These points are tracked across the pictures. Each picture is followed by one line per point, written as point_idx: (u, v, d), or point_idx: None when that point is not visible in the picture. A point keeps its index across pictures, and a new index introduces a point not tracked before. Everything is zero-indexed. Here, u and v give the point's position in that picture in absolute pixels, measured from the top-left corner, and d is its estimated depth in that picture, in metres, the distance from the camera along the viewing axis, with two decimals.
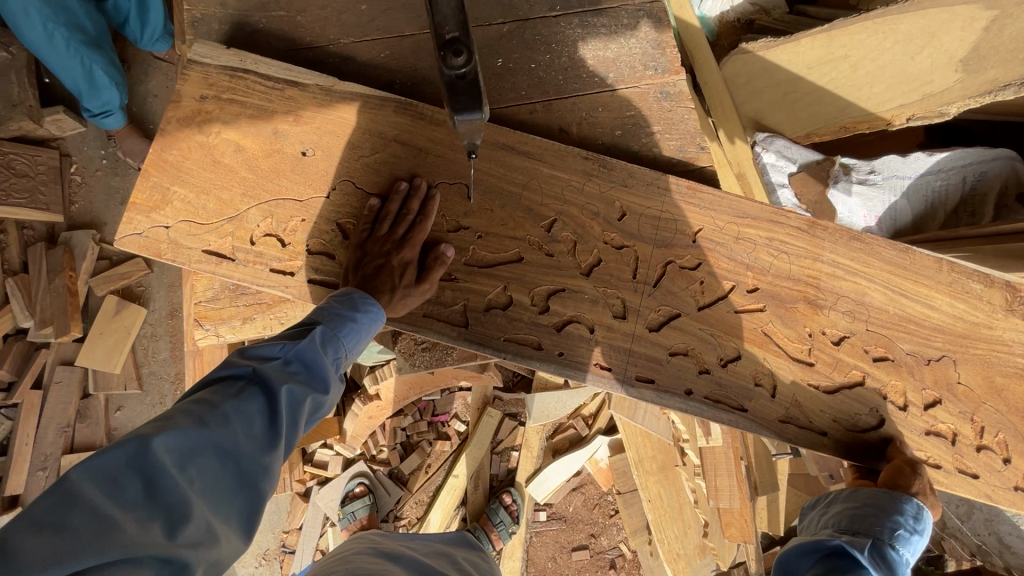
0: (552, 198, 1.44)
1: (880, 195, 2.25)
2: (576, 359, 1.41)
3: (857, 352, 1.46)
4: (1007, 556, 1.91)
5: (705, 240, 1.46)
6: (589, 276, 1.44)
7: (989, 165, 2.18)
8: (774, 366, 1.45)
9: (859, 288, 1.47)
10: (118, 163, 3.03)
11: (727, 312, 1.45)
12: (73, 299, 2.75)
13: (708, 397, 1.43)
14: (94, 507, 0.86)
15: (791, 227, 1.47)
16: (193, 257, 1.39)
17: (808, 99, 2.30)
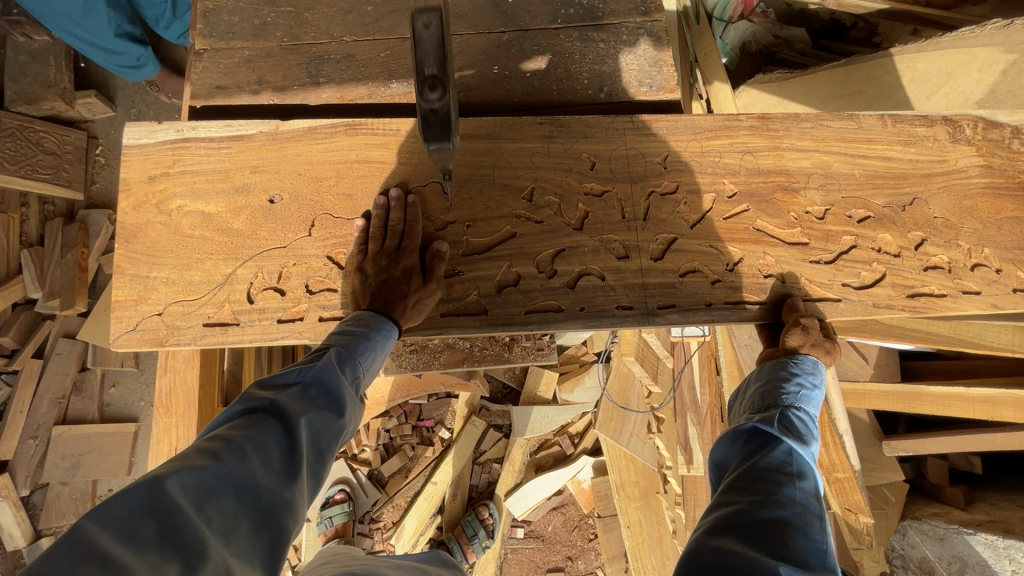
0: (523, 166, 1.44)
1: None
2: (603, 314, 1.38)
3: (840, 217, 1.45)
4: None
5: (674, 164, 1.45)
6: (582, 228, 1.43)
7: None
8: (776, 258, 1.43)
9: (821, 161, 1.47)
10: None
11: (717, 222, 1.44)
12: (81, 275, 2.84)
13: (727, 302, 1.40)
14: (105, 554, 0.75)
15: (745, 127, 1.48)
16: (195, 335, 1.39)
17: None
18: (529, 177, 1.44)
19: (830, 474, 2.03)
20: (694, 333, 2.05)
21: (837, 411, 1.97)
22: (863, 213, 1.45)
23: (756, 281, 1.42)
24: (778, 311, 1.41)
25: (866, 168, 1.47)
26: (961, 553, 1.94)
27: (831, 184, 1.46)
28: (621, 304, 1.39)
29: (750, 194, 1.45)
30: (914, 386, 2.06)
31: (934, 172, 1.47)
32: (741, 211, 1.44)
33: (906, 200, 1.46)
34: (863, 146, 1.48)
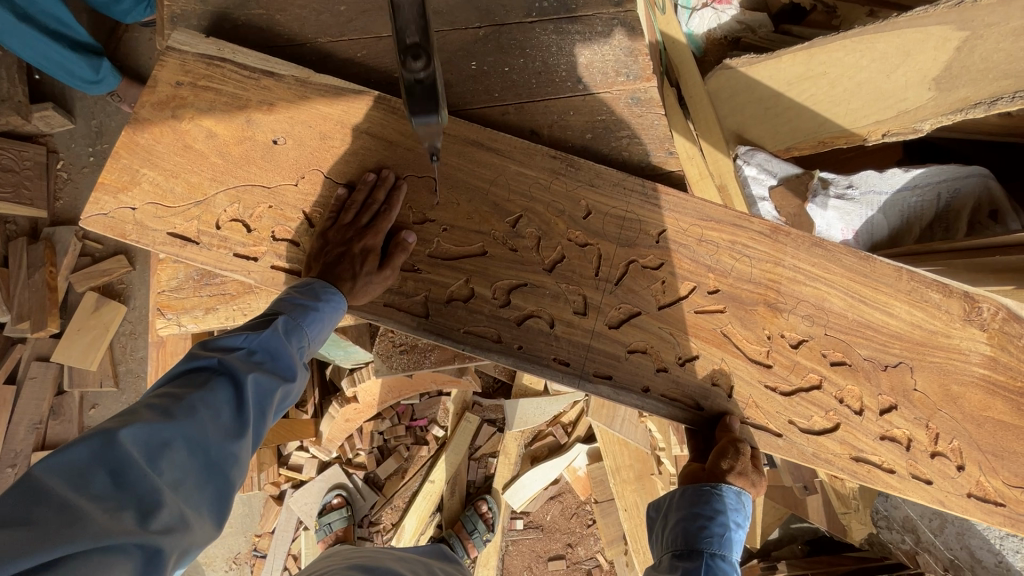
0: (521, 197, 1.45)
1: (858, 210, 2.43)
2: (537, 355, 1.41)
3: (809, 353, 1.45)
4: (978, 569, 1.92)
5: (667, 241, 1.45)
6: (551, 272, 1.44)
7: (963, 183, 2.33)
8: (731, 367, 1.44)
9: (820, 293, 1.46)
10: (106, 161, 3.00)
11: (685, 312, 1.45)
12: (51, 295, 2.74)
13: (664, 395, 1.42)
14: (61, 500, 0.85)
15: (753, 231, 1.47)
16: (157, 239, 1.42)
17: (789, 114, 2.36)
18: (521, 206, 1.45)
19: None
20: None
21: None
22: (841, 363, 1.45)
23: (702, 377, 1.43)
24: (715, 425, 1.42)
25: (863, 312, 1.46)
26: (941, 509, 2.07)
27: (826, 319, 1.46)
28: (556, 350, 1.41)
29: (731, 297, 1.45)
30: None
31: (940, 332, 1.46)
32: (718, 310, 1.45)
33: (892, 366, 1.45)
34: (871, 283, 1.46)
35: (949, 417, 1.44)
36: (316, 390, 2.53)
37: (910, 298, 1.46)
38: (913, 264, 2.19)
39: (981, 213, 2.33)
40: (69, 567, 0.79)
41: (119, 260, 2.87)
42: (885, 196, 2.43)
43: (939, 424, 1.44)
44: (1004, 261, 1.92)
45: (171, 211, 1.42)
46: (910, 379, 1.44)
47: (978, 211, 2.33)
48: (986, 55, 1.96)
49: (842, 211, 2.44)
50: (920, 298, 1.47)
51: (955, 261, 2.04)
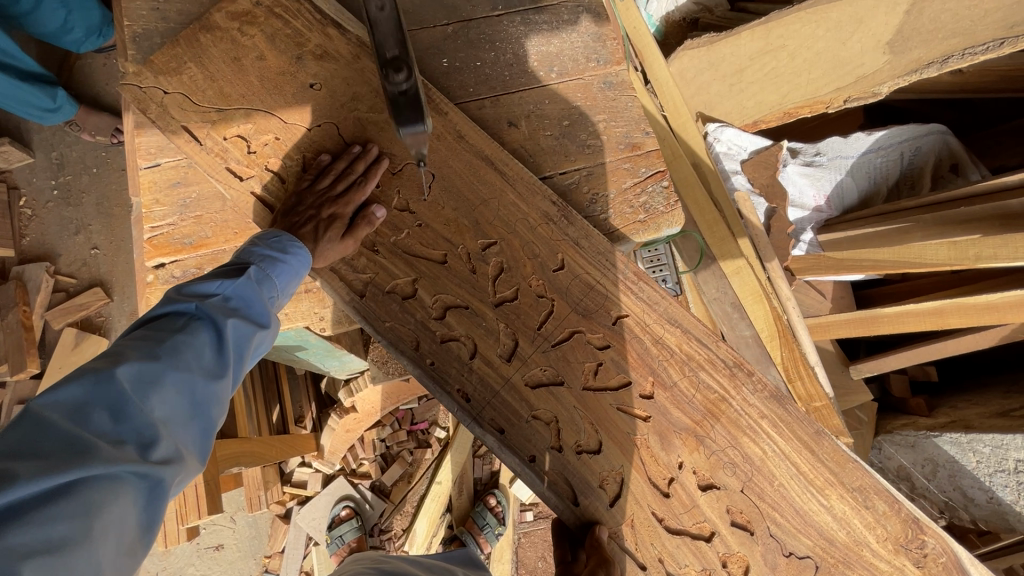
0: (500, 226, 1.32)
1: (827, 175, 2.53)
2: (445, 376, 1.30)
3: (712, 500, 1.26)
4: (972, 508, 2.04)
5: (624, 328, 1.30)
6: (498, 307, 1.31)
7: (924, 141, 2.41)
8: (629, 477, 1.27)
9: (758, 447, 1.26)
10: (69, 192, 2.92)
11: (609, 405, 1.29)
12: (28, 334, 2.65)
13: (547, 474, 1.28)
14: (59, 434, 0.82)
15: (714, 355, 1.28)
16: (171, 129, 1.30)
17: (753, 88, 2.43)
18: (496, 231, 1.32)
19: (810, 405, 2.29)
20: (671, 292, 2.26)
21: (805, 344, 2.28)
22: (742, 530, 1.25)
23: (597, 472, 1.28)
24: (585, 529, 1.27)
25: (797, 492, 1.24)
26: (931, 455, 2.14)
27: (753, 477, 1.25)
28: (459, 383, 1.30)
29: (659, 415, 1.28)
30: (870, 310, 2.15)
31: (878, 537, 1.22)
32: (642, 418, 1.28)
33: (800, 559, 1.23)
34: (829, 468, 1.24)
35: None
36: (313, 405, 2.53)
37: (856, 499, 1.23)
38: (883, 222, 2.27)
39: (942, 168, 2.43)
40: (78, 493, 0.79)
41: (96, 293, 2.80)
42: (851, 160, 2.51)
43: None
44: (967, 212, 2.00)
45: (200, 108, 1.29)
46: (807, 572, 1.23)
47: (939, 168, 2.43)
48: (933, 16, 2.09)
49: (813, 178, 2.54)
50: (865, 503, 1.23)
51: (924, 217, 2.13)
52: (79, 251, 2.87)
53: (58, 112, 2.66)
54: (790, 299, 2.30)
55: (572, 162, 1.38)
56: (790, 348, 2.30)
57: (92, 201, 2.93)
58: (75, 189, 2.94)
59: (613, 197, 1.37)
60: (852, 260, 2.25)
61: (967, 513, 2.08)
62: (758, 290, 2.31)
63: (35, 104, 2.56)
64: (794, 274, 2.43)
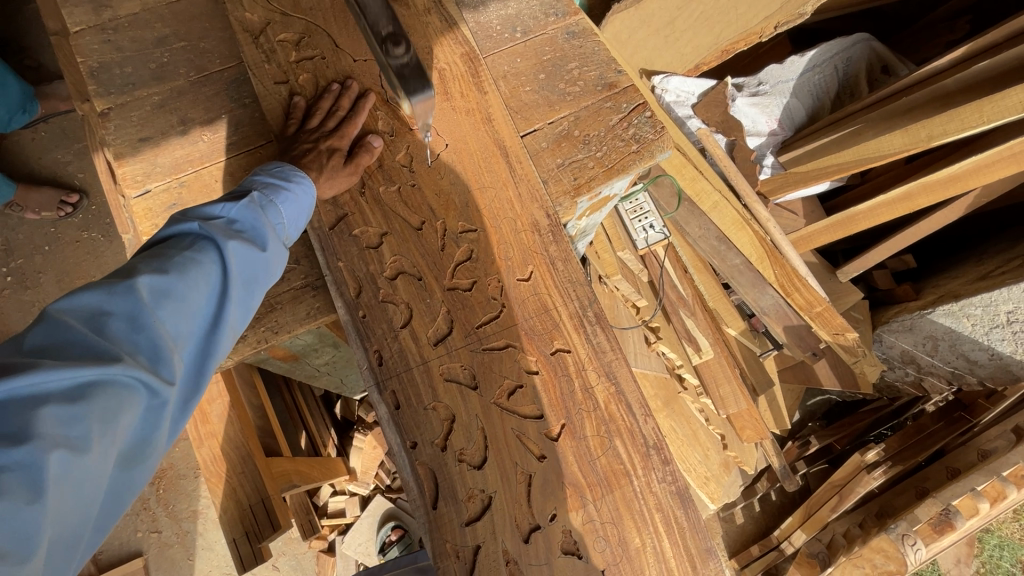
0: (480, 217, 1.21)
1: (774, 100, 2.67)
2: (366, 332, 1.16)
3: (568, 562, 1.08)
4: (976, 370, 2.20)
5: (561, 361, 1.14)
6: (447, 288, 1.17)
7: (853, 51, 2.61)
8: (498, 512, 1.09)
9: (637, 529, 1.09)
10: (24, 276, 2.79)
11: (511, 427, 1.11)
12: None
13: (420, 468, 1.11)
14: (79, 341, 0.80)
15: (640, 430, 1.12)
16: (245, 18, 1.28)
17: (688, 34, 2.54)
18: (476, 221, 1.21)
19: (812, 311, 2.37)
20: (658, 237, 2.31)
21: (792, 256, 2.38)
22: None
23: (466, 485, 1.10)
24: (432, 542, 1.09)
25: None
26: (929, 332, 2.28)
27: (621, 564, 1.07)
28: (376, 345, 1.15)
29: (555, 462, 1.10)
30: (846, 212, 2.29)
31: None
32: (538, 457, 1.11)
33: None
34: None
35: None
36: (332, 431, 2.44)
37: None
38: (836, 128, 2.41)
39: (874, 73, 2.61)
40: (95, 399, 0.77)
41: None
42: (792, 83, 2.67)
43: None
44: (908, 101, 2.15)
45: (268, 5, 1.28)
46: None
47: (872, 72, 2.61)
48: None
49: (762, 105, 2.68)
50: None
51: (872, 116, 2.27)
52: None
53: None
54: (769, 221, 2.42)
55: (557, 112, 1.41)
56: (781, 264, 2.38)
57: (52, 279, 2.80)
58: (30, 272, 2.81)
59: (604, 134, 1.40)
60: (817, 170, 2.41)
61: (973, 376, 2.23)
62: (738, 219, 2.41)
63: None
64: (767, 198, 2.56)
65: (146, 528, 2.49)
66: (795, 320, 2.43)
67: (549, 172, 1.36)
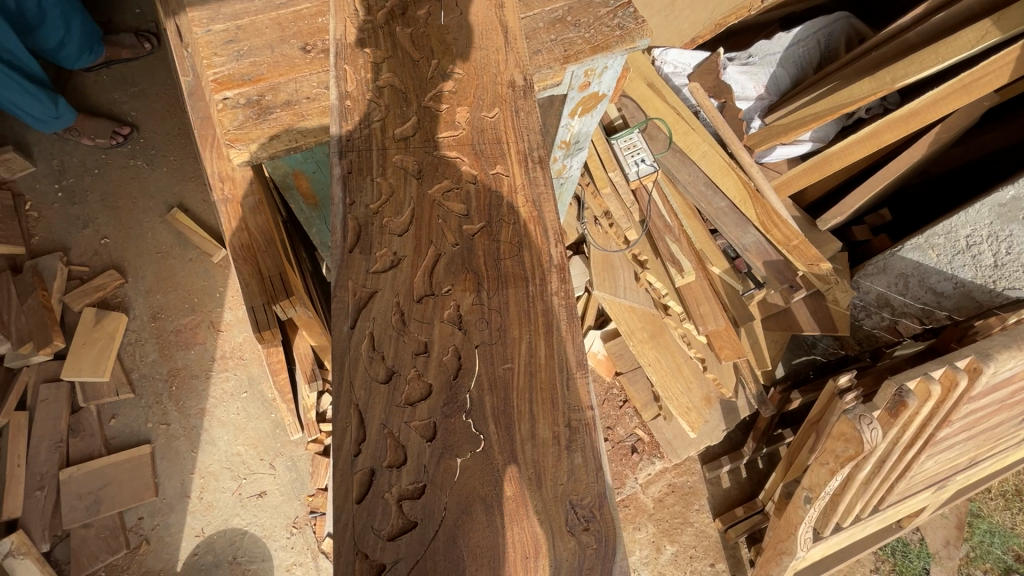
0: (471, 66, 1.35)
1: (761, 70, 2.92)
2: (345, 116, 1.26)
3: (448, 329, 1.12)
4: (943, 303, 2.39)
5: (494, 181, 1.25)
6: (421, 103, 1.30)
7: (833, 27, 2.89)
8: (403, 273, 1.15)
9: (515, 320, 1.13)
10: (74, 193, 3.05)
11: (440, 211, 1.21)
12: (49, 314, 2.64)
13: (351, 218, 1.18)
14: None
15: (547, 247, 1.19)
16: None
17: (687, 11, 2.81)
18: (466, 69, 1.35)
19: (789, 245, 2.60)
20: (648, 170, 2.54)
21: (773, 198, 2.60)
22: (446, 367, 1.09)
23: (384, 242, 1.17)
24: (338, 274, 1.13)
25: (520, 386, 1.08)
26: (901, 270, 2.47)
27: (494, 342, 1.10)
28: (349, 128, 1.26)
29: (465, 250, 1.18)
30: (822, 154, 2.53)
31: (550, 468, 1.03)
32: (453, 243, 1.18)
33: (470, 449, 1.03)
34: (562, 393, 1.08)
35: (449, 557, 0.98)
36: None
37: (559, 434, 1.05)
38: (818, 86, 2.64)
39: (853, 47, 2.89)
40: None
41: (111, 274, 2.82)
42: (779, 55, 2.93)
43: (407, 544, 0.98)
44: (879, 54, 2.39)
45: None
46: (469, 448, 1.04)
47: (850, 44, 2.89)
48: None
49: (750, 74, 2.94)
50: (568, 443, 1.04)
51: (847, 71, 2.52)
52: (90, 242, 2.95)
53: (58, 120, 2.90)
54: (754, 167, 2.63)
55: (554, 2, 1.66)
56: (762, 205, 2.60)
57: (96, 198, 3.05)
58: (79, 189, 3.08)
59: (592, 21, 1.65)
60: (798, 122, 2.58)
61: (942, 312, 2.41)
62: (726, 165, 2.64)
63: (35, 113, 2.80)
64: (754, 151, 2.73)
65: (156, 420, 2.65)
66: (774, 256, 2.63)
67: (543, 45, 1.61)
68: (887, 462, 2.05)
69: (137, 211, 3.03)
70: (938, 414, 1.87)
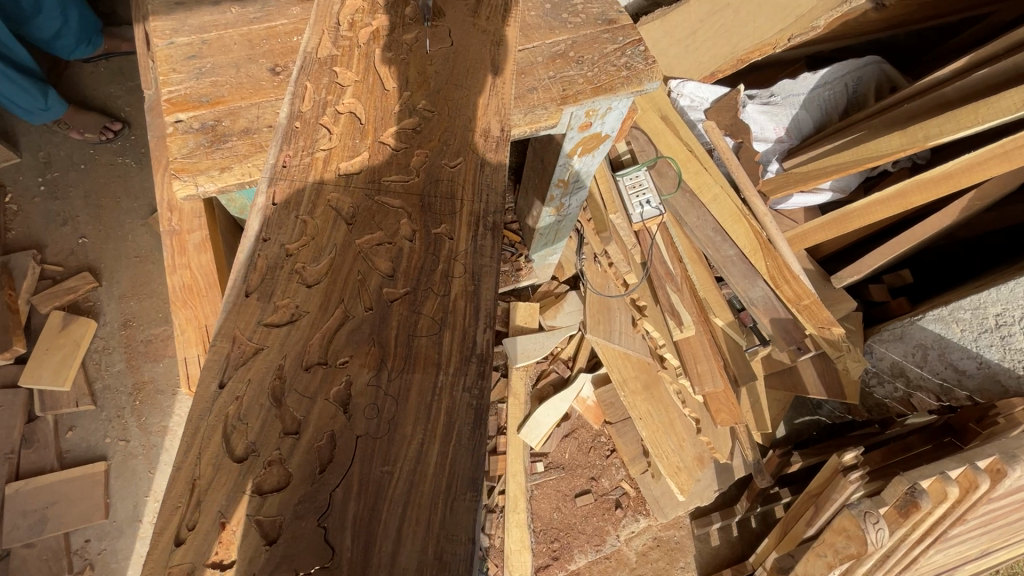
0: (442, 104, 1.27)
1: (783, 111, 2.76)
2: (290, 139, 1.19)
3: (330, 411, 0.98)
4: (965, 382, 2.19)
5: (437, 242, 1.14)
6: (377, 138, 1.22)
7: (863, 71, 2.71)
8: (297, 334, 1.03)
9: (410, 412, 0.99)
10: (57, 188, 2.94)
11: (361, 265, 1.11)
12: (14, 316, 2.52)
13: (256, 257, 1.09)
14: None
15: (471, 329, 1.07)
16: None
17: (709, 43, 2.66)
18: (436, 106, 1.27)
19: (799, 304, 2.39)
20: (653, 213, 2.41)
21: (784, 251, 2.41)
22: (314, 456, 0.95)
23: (288, 293, 1.07)
24: (229, 320, 1.04)
25: (396, 495, 0.93)
26: (920, 340, 2.29)
27: (378, 435, 0.97)
28: (291, 152, 1.18)
29: (378, 318, 1.07)
30: (842, 209, 2.36)
31: None
32: (366, 306, 1.07)
33: (314, 564, 0.88)
34: (441, 517, 0.93)
35: None
36: None
37: (426, 566, 0.89)
38: (842, 134, 2.49)
39: (884, 93, 2.69)
40: None
41: (84, 277, 2.70)
42: (803, 96, 2.76)
43: None
44: (911, 108, 2.23)
45: None
46: (313, 562, 0.88)
47: (881, 91, 2.69)
48: None
49: (771, 114, 2.77)
50: None
51: (874, 121, 2.36)
52: (67, 241, 2.83)
53: (47, 112, 2.79)
54: (766, 216, 2.46)
55: (557, 35, 1.52)
56: (773, 257, 2.42)
57: (79, 195, 2.94)
58: (63, 184, 2.97)
59: (597, 59, 1.50)
60: (818, 171, 2.42)
61: (962, 391, 2.21)
62: (736, 212, 2.46)
63: (24, 104, 2.69)
64: (767, 197, 2.58)
65: (116, 435, 2.52)
66: (781, 314, 2.44)
67: (540, 82, 1.45)
68: (891, 560, 1.83)
69: (119, 211, 2.91)
70: (953, 518, 1.67)
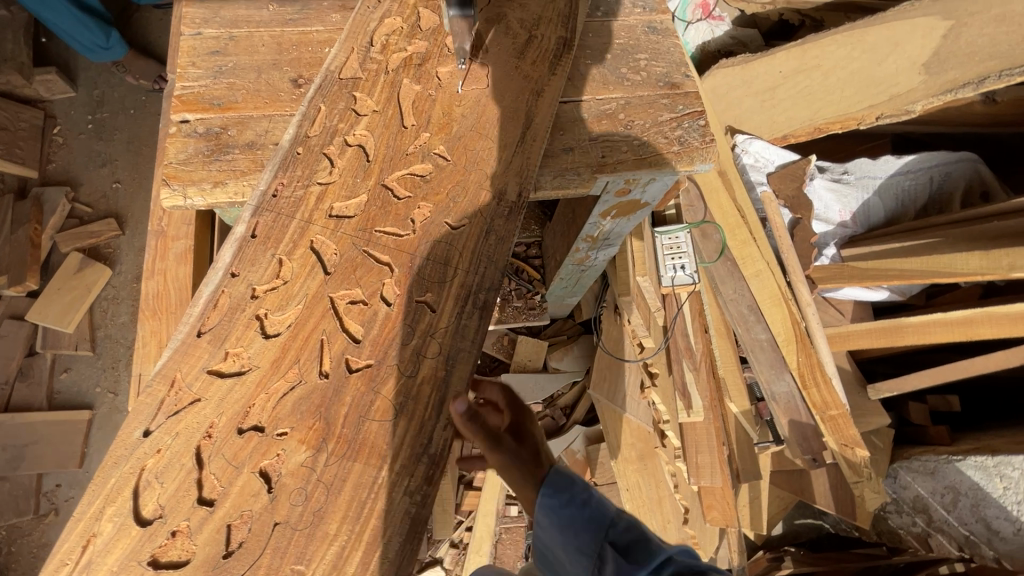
0: (459, 154, 1.15)
1: (853, 193, 2.51)
2: (288, 167, 1.10)
3: (254, 486, 0.94)
4: (996, 543, 1.95)
5: (418, 315, 1.05)
6: (381, 181, 1.12)
7: (955, 166, 2.42)
8: (241, 392, 0.97)
9: (336, 508, 0.93)
10: (103, 128, 2.97)
11: (328, 326, 1.03)
12: (34, 251, 2.55)
13: (219, 294, 1.02)
14: None
15: (427, 424, 0.99)
16: None
17: (785, 104, 2.45)
18: (453, 155, 1.15)
19: (824, 412, 2.19)
20: (684, 281, 2.22)
21: (823, 350, 2.20)
22: (224, 536, 0.91)
23: (242, 341, 1.00)
24: (174, 359, 0.98)
25: None
26: (953, 482, 2.07)
27: (298, 527, 0.92)
28: (286, 180, 1.09)
29: (330, 389, 0.99)
30: (896, 320, 2.13)
31: None
32: (322, 372, 1.00)
33: None
34: None
35: None
36: None
37: None
38: (911, 236, 2.23)
39: (972, 195, 2.41)
40: None
41: (109, 223, 2.71)
42: (880, 181, 2.50)
43: None
44: (998, 227, 1.97)
45: None
46: None
47: (970, 193, 2.42)
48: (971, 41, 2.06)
49: (839, 193, 2.53)
50: None
51: (954, 231, 2.10)
52: (102, 183, 2.86)
53: (108, 52, 2.80)
54: (809, 305, 2.23)
55: (610, 91, 1.37)
56: (807, 353, 2.21)
57: (122, 140, 2.96)
58: (110, 126, 3.00)
59: (648, 126, 1.34)
60: (878, 273, 2.18)
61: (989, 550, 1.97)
62: (776, 293, 2.25)
63: (86, 42, 2.70)
64: (815, 285, 2.33)
65: (107, 386, 2.56)
66: (803, 417, 2.24)
67: (579, 142, 1.31)
68: None
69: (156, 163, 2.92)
70: None
